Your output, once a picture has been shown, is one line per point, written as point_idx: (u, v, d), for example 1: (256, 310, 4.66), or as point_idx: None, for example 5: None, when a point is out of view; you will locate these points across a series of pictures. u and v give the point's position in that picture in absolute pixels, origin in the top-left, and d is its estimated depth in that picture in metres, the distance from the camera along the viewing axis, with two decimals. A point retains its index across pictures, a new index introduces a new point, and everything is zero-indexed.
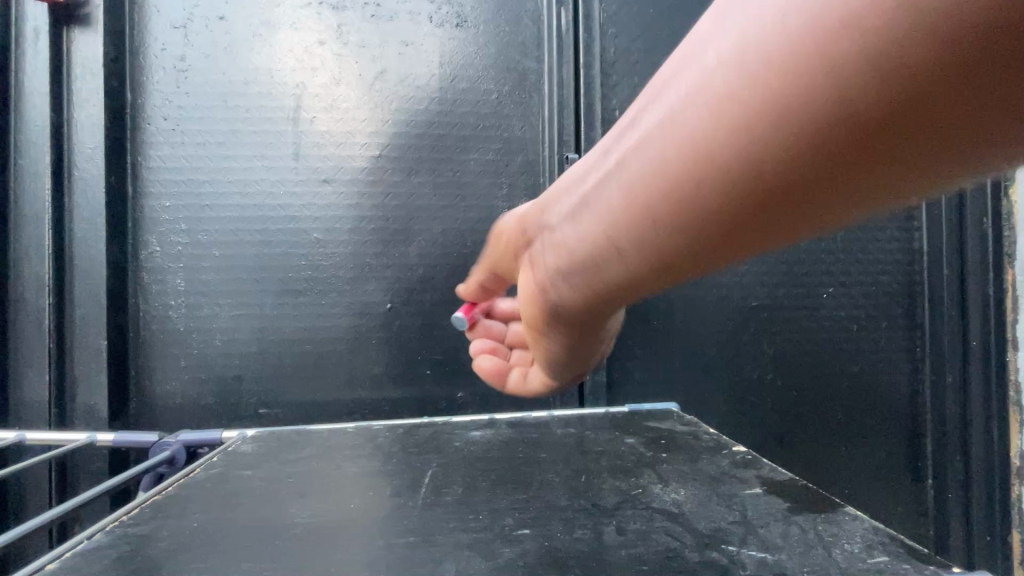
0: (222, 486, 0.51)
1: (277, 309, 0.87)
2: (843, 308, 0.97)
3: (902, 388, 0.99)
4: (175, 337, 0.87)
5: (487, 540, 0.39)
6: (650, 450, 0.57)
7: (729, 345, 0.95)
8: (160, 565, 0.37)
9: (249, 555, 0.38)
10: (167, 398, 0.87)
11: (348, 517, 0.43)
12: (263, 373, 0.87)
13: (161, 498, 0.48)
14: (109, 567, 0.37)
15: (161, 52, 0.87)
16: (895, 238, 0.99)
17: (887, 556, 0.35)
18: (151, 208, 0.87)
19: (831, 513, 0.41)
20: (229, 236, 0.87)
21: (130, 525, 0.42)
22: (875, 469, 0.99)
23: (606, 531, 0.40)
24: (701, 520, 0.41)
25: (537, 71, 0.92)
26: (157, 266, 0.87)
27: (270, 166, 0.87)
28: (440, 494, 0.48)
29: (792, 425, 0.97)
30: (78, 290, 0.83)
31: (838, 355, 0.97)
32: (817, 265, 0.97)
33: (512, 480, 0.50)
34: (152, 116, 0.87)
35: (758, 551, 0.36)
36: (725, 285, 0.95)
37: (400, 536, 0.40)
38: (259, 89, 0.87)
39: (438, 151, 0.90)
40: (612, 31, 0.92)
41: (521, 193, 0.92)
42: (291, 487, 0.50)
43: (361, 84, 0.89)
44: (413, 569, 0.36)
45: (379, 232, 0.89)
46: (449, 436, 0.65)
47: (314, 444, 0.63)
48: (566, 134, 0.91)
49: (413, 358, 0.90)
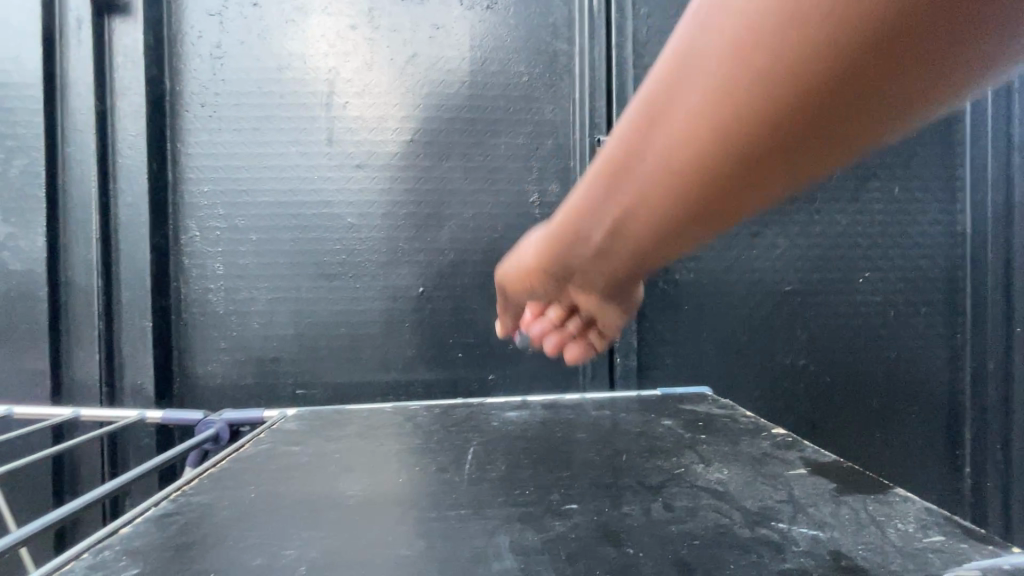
0: (273, 460, 0.52)
1: (312, 292, 0.89)
2: (881, 294, 0.95)
3: (941, 374, 0.97)
4: (215, 319, 0.89)
5: (536, 514, 0.40)
6: (689, 432, 0.57)
7: (762, 330, 0.94)
8: (226, 531, 0.38)
9: (308, 524, 0.39)
10: (208, 378, 0.90)
11: (398, 491, 0.45)
12: (301, 355, 0.90)
13: (217, 471, 0.50)
14: (178, 531, 0.38)
15: (197, 40, 0.88)
16: (937, 221, 0.96)
17: (943, 536, 0.35)
18: (191, 194, 0.89)
19: (880, 494, 0.41)
20: (266, 221, 0.89)
21: (192, 495, 0.44)
22: (912, 456, 0.97)
23: (654, 508, 0.40)
24: (748, 499, 0.41)
25: (568, 53, 0.91)
26: (197, 250, 0.89)
27: (304, 152, 0.89)
28: (484, 471, 0.49)
29: (826, 411, 0.95)
30: (124, 273, 0.86)
31: (875, 340, 0.96)
32: (854, 250, 0.95)
33: (554, 458, 0.51)
34: (190, 103, 0.88)
35: (810, 529, 0.36)
36: (758, 269, 0.94)
37: (452, 509, 0.41)
38: (293, 75, 0.88)
39: (469, 135, 0.90)
40: (645, 11, 0.91)
41: (552, 177, 0.92)
42: (339, 462, 0.52)
43: (392, 68, 0.89)
44: (467, 539, 0.37)
45: (412, 216, 0.90)
46: (486, 417, 0.66)
47: (355, 422, 0.65)
48: (598, 116, 0.90)
49: (445, 342, 0.91)
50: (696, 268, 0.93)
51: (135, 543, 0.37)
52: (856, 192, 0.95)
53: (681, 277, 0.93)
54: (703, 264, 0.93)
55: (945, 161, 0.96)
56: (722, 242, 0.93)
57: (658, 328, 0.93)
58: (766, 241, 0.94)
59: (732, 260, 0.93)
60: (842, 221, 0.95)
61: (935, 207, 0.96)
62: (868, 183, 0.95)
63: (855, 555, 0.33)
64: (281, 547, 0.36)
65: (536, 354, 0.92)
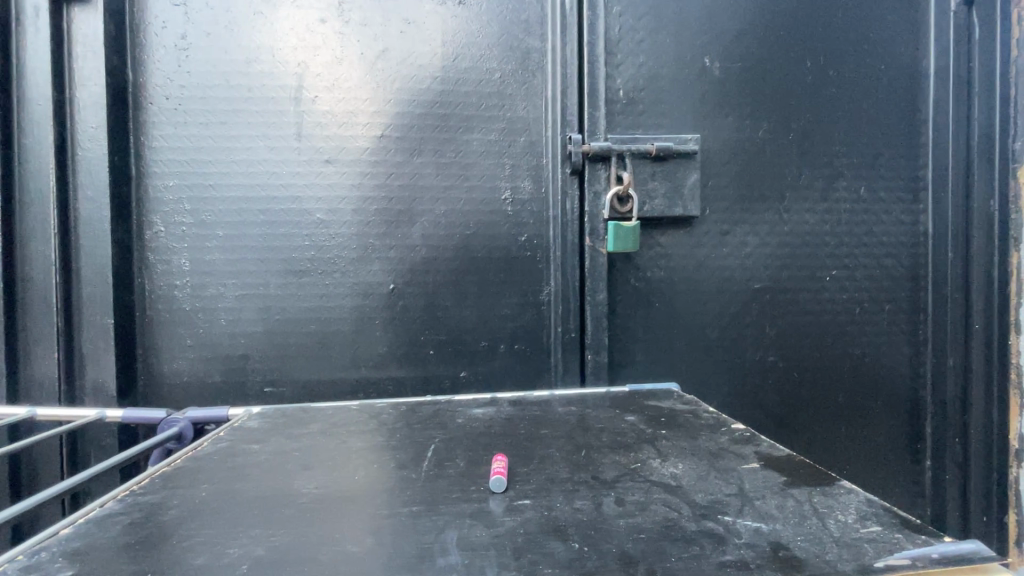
0: (230, 459, 0.52)
1: (282, 289, 0.88)
2: (846, 291, 0.98)
3: (903, 370, 0.99)
4: (181, 316, 0.87)
5: (489, 510, 0.40)
6: (650, 427, 0.58)
7: (731, 327, 0.95)
8: (171, 531, 0.38)
9: (257, 523, 0.39)
10: (174, 376, 0.88)
11: (353, 489, 0.44)
12: (270, 352, 0.88)
13: (171, 470, 0.49)
14: (122, 531, 0.38)
15: (161, 30, 0.86)
16: (900, 221, 0.98)
17: (880, 527, 0.36)
18: (155, 188, 0.87)
19: (827, 486, 0.42)
20: (233, 216, 0.87)
21: (141, 495, 0.44)
22: (875, 450, 1.00)
23: (605, 502, 0.41)
24: (698, 492, 0.42)
25: (540, 50, 0.91)
26: (162, 246, 0.87)
27: (272, 146, 0.87)
28: (443, 467, 0.49)
29: (793, 407, 0.97)
30: (85, 269, 0.84)
31: (841, 337, 0.98)
32: (821, 248, 0.97)
33: (515, 454, 0.51)
34: (154, 95, 0.86)
35: (754, 521, 0.37)
36: (728, 267, 0.95)
37: (405, 505, 0.41)
38: (261, 68, 0.87)
39: (440, 131, 0.89)
40: (617, 10, 0.91)
41: (524, 174, 0.92)
42: (297, 460, 0.51)
43: (363, 63, 0.88)
44: (417, 536, 0.37)
45: (383, 212, 0.89)
46: (452, 413, 0.66)
47: (320, 420, 0.64)
48: (570, 114, 0.90)
49: (416, 339, 0.90)
50: (667, 266, 0.94)
51: (75, 545, 0.36)
52: (823, 191, 0.96)
53: (652, 275, 0.93)
54: (674, 261, 0.94)
55: (908, 162, 0.98)
56: (692, 239, 0.94)
57: (630, 325, 0.93)
58: (736, 239, 0.95)
59: (702, 258, 0.94)
60: (809, 220, 0.96)
61: (898, 207, 0.98)
62: (835, 183, 0.97)
63: (793, 546, 0.34)
64: (225, 546, 0.36)
65: (508, 351, 0.92)
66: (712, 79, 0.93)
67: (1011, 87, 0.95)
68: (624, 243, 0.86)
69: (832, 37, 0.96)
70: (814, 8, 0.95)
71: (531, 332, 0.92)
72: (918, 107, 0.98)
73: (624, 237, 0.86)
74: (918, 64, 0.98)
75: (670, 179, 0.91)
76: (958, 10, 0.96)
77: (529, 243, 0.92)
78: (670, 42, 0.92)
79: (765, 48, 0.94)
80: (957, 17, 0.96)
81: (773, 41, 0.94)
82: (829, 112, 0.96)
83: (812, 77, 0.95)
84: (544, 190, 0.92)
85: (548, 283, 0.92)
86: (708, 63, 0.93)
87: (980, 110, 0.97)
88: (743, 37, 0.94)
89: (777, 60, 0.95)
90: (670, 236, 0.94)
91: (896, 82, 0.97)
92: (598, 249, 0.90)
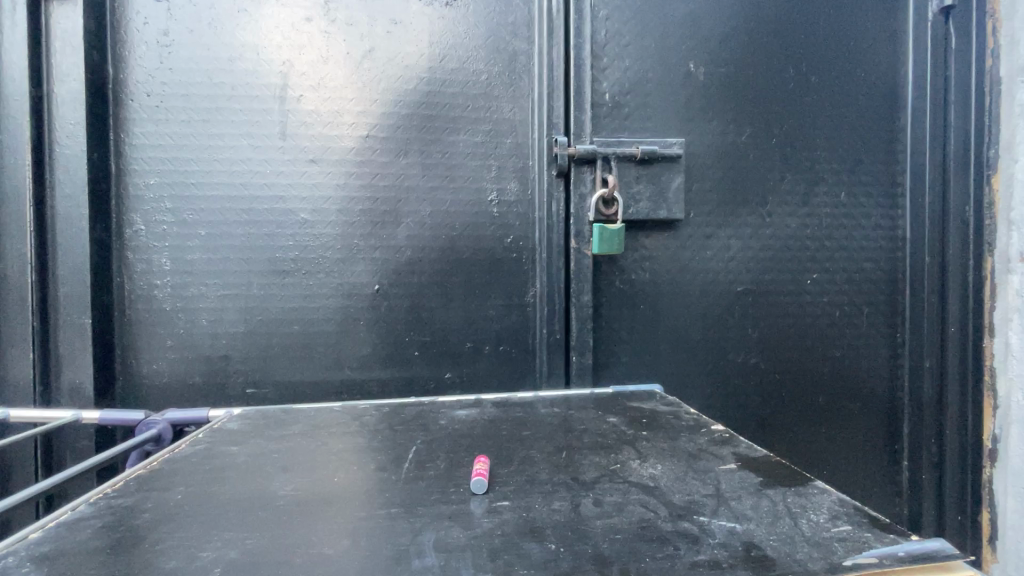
0: (209, 460, 0.51)
1: (264, 289, 0.87)
2: (827, 294, 0.99)
3: (881, 372, 1.01)
4: (161, 316, 0.86)
5: (467, 511, 0.40)
6: (632, 428, 0.58)
7: (714, 328, 0.96)
8: (143, 534, 0.37)
9: (231, 525, 0.39)
10: (154, 376, 0.87)
11: (332, 491, 0.44)
12: (252, 353, 0.88)
13: (147, 472, 0.48)
14: (93, 535, 0.37)
15: (143, 26, 0.85)
16: (879, 225, 1.00)
17: (850, 526, 0.37)
18: (135, 186, 0.86)
19: (802, 486, 0.43)
20: (216, 216, 0.86)
21: (114, 498, 0.43)
22: (854, 449, 1.01)
23: (584, 503, 0.41)
24: (676, 493, 0.42)
25: (527, 53, 0.92)
26: (141, 245, 0.86)
27: (255, 145, 0.86)
28: (424, 469, 0.49)
29: (775, 409, 0.99)
30: (62, 267, 0.82)
31: (822, 338, 0.99)
32: (803, 252, 0.98)
33: (495, 456, 0.51)
34: (135, 92, 0.85)
35: (728, 521, 0.38)
36: (712, 270, 0.96)
37: (384, 507, 0.41)
38: (245, 66, 0.86)
39: (427, 131, 0.89)
40: (604, 14, 0.91)
41: (511, 175, 0.92)
42: (276, 461, 0.51)
43: (349, 62, 0.88)
44: (395, 537, 0.37)
45: (368, 213, 0.89)
46: (435, 415, 0.66)
47: (301, 422, 0.63)
48: (556, 116, 0.90)
49: (401, 340, 0.90)
50: (652, 267, 0.94)
51: (45, 549, 0.35)
52: (805, 195, 0.98)
53: (637, 277, 0.94)
54: (658, 264, 0.95)
55: (887, 168, 1.00)
56: (677, 241, 0.95)
57: (615, 327, 0.94)
58: (720, 243, 0.96)
59: (687, 260, 0.95)
60: (791, 224, 0.98)
61: (879, 211, 1.00)
62: (816, 188, 0.98)
63: (765, 546, 0.34)
64: (198, 549, 0.35)
65: (493, 352, 0.92)
66: (697, 84, 0.94)
67: (986, 96, 0.96)
68: (609, 245, 0.86)
69: (813, 46, 0.97)
70: (796, 16, 0.97)
71: (516, 334, 0.92)
72: (897, 115, 1.00)
73: (610, 239, 0.86)
74: (896, 73, 1.00)
75: (655, 182, 0.92)
76: (935, 20, 0.98)
77: (515, 245, 0.92)
78: (655, 47, 0.93)
79: (749, 55, 0.96)
80: (935, 27, 0.98)
81: (756, 48, 0.96)
82: (810, 118, 0.98)
83: (795, 84, 0.97)
84: (530, 192, 0.92)
85: (534, 284, 0.93)
86: (692, 68, 0.94)
87: (956, 116, 0.98)
88: (728, 44, 0.95)
89: (761, 67, 0.96)
90: (655, 239, 0.94)
91: (875, 90, 0.99)
92: (584, 251, 0.90)
